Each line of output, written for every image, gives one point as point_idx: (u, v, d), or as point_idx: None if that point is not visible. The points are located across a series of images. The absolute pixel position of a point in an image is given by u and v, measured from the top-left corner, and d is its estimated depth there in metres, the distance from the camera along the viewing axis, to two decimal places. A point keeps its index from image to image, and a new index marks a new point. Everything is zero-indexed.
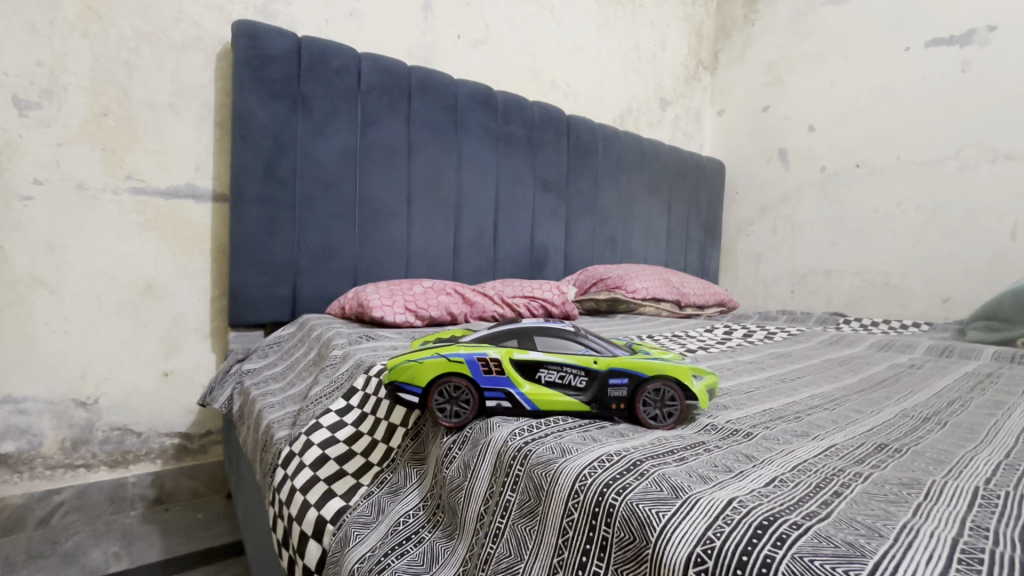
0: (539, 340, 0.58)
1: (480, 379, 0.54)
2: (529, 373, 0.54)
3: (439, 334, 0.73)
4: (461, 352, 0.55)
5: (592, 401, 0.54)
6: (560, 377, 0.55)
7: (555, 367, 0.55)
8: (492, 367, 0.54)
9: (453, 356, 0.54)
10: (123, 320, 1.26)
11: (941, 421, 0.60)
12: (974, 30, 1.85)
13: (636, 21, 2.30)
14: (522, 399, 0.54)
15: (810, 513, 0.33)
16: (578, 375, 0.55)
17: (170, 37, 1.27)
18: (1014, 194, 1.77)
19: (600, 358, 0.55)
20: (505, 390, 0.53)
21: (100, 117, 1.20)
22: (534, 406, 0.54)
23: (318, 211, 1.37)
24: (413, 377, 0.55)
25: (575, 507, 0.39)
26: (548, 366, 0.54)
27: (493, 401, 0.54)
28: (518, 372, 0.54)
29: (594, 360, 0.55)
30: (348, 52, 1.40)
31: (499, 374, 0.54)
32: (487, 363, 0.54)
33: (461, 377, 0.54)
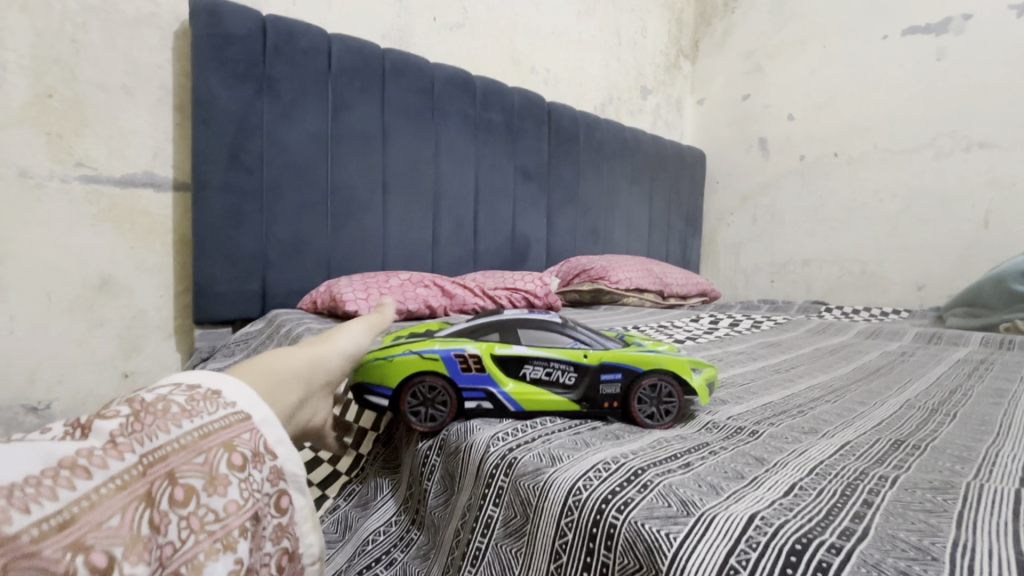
0: (525, 333, 0.51)
1: (459, 378, 0.48)
2: (513, 370, 0.49)
3: (422, 324, 0.66)
4: (436, 348, 0.49)
5: (582, 399, 0.49)
6: (547, 373, 0.49)
7: (541, 363, 0.49)
8: (472, 365, 0.48)
9: (428, 353, 0.48)
10: (76, 319, 1.10)
11: (949, 412, 0.58)
12: (950, 19, 1.87)
13: (616, 8, 2.22)
14: (506, 398, 0.48)
15: (846, 532, 0.29)
16: (566, 371, 0.49)
17: (122, 12, 1.11)
18: (986, 181, 1.82)
19: (590, 352, 0.49)
20: (486, 389, 0.48)
21: (45, 98, 1.04)
22: (519, 405, 0.48)
23: (286, 199, 1.28)
24: (383, 378, 0.49)
25: (569, 526, 0.34)
26: (533, 362, 0.49)
27: (472, 403, 0.48)
28: (499, 370, 0.49)
29: (586, 355, 0.49)
30: (316, 32, 1.30)
31: (479, 372, 0.48)
32: (466, 360, 0.48)
33: (436, 376, 0.48)
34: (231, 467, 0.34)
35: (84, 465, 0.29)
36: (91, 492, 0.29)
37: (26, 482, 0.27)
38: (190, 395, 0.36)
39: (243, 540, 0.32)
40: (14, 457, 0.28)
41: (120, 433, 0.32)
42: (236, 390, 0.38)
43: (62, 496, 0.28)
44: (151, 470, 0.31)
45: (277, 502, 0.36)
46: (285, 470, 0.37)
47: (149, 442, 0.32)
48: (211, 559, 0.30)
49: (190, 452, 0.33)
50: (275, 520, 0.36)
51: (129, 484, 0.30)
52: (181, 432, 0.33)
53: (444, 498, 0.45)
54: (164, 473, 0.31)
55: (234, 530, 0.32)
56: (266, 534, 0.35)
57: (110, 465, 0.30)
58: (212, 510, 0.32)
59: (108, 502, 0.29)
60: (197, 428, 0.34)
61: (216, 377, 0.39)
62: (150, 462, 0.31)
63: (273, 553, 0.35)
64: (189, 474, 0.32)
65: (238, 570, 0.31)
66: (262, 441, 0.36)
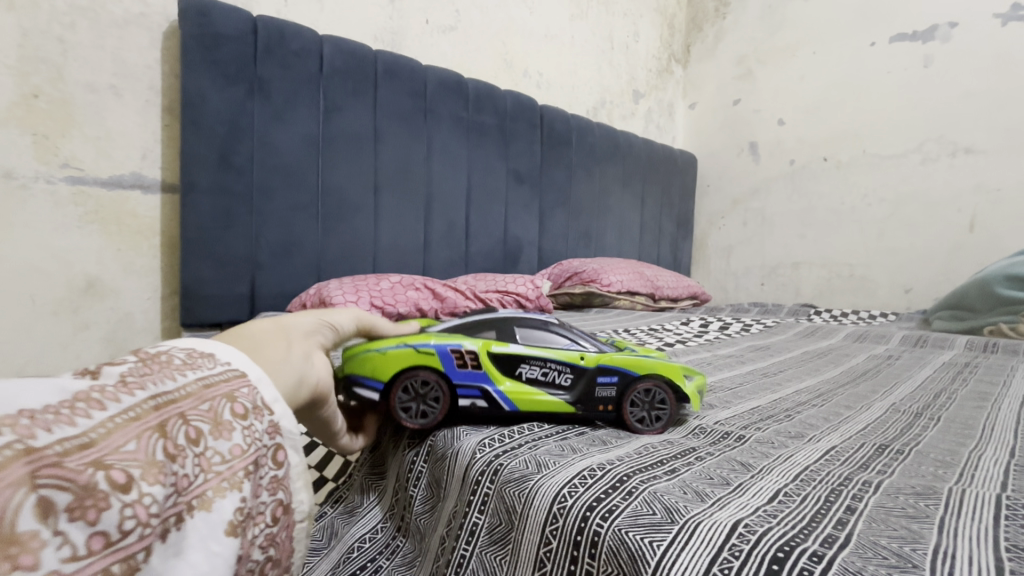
0: (522, 332, 0.51)
1: (454, 375, 0.48)
2: (509, 369, 0.48)
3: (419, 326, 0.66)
4: (432, 343, 0.48)
5: (577, 401, 0.49)
6: (543, 374, 0.49)
7: (537, 363, 0.49)
8: (468, 362, 0.48)
9: (423, 347, 0.47)
10: (60, 322, 1.08)
11: (934, 416, 0.58)
12: (936, 26, 1.90)
13: (608, 12, 2.23)
14: (501, 397, 0.48)
15: (828, 540, 0.29)
16: (563, 372, 0.49)
17: (109, 12, 1.10)
18: (971, 186, 1.85)
19: (587, 354, 0.49)
20: (482, 388, 0.48)
21: (31, 99, 1.02)
22: (513, 405, 0.48)
23: (276, 202, 1.27)
24: (374, 372, 0.47)
25: (554, 533, 0.34)
26: (529, 361, 0.49)
27: (466, 400, 0.48)
28: (496, 369, 0.48)
29: (582, 357, 0.49)
30: (308, 34, 1.29)
31: (475, 369, 0.48)
32: (462, 357, 0.48)
33: (431, 372, 0.48)
34: (234, 415, 0.31)
35: (95, 399, 0.26)
36: (108, 420, 0.25)
37: (39, 409, 0.24)
38: (186, 353, 0.33)
39: (247, 483, 0.29)
40: (18, 389, 0.24)
41: (127, 377, 0.29)
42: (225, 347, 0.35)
43: (80, 422, 0.24)
44: (164, 409, 0.28)
45: (275, 456, 0.32)
46: (282, 428, 0.34)
47: (158, 386, 0.29)
48: (219, 495, 0.28)
49: (196, 399, 0.29)
50: (272, 473, 0.32)
51: (142, 416, 0.27)
52: (185, 381, 0.30)
53: (431, 505, 0.45)
54: (176, 414, 0.28)
55: (239, 471, 0.29)
56: (263, 484, 0.31)
57: (122, 400, 0.27)
58: (219, 453, 0.29)
59: (124, 430, 0.25)
60: (200, 379, 0.31)
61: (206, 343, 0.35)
62: (160, 402, 0.28)
63: (269, 505, 0.31)
64: (198, 419, 0.29)
65: (241, 510, 0.28)
66: (261, 397, 0.33)
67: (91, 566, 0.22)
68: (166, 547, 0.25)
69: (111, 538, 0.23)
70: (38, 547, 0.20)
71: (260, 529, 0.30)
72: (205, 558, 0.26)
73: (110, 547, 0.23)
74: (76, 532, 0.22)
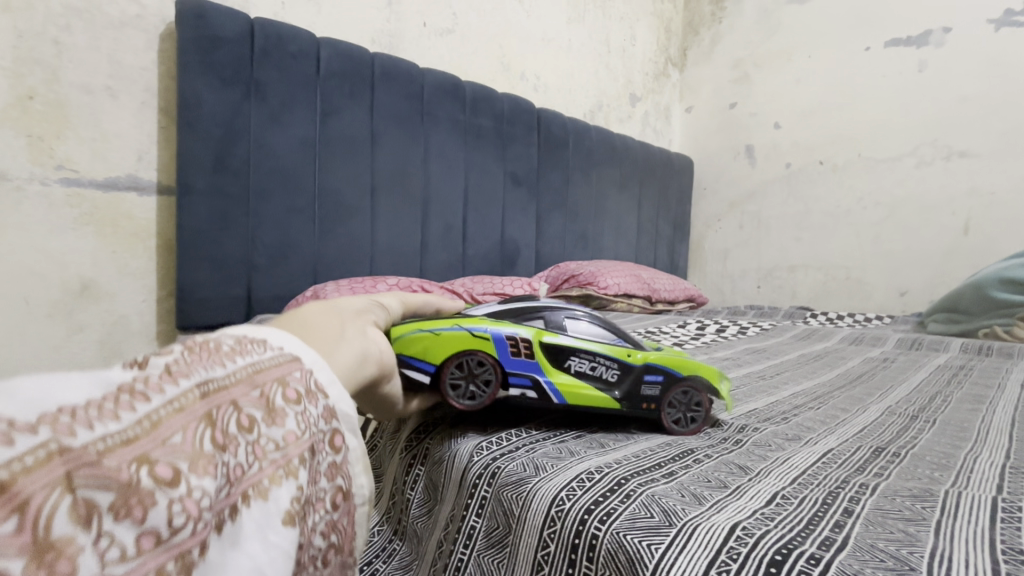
0: (572, 324, 0.51)
1: (507, 361, 0.48)
2: (560, 361, 0.49)
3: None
4: (487, 328, 0.48)
5: (624, 397, 0.49)
6: (591, 368, 0.49)
7: (587, 357, 0.49)
8: (522, 350, 0.48)
9: (478, 331, 0.47)
10: (54, 324, 1.07)
11: (929, 419, 0.58)
12: (931, 31, 1.92)
13: (605, 15, 2.23)
14: (552, 390, 0.48)
15: (826, 542, 0.29)
16: (610, 367, 0.49)
17: (105, 13, 1.09)
18: (964, 190, 1.87)
19: (635, 352, 0.50)
20: (533, 377, 0.48)
21: (25, 100, 1.01)
22: (563, 399, 0.48)
23: (273, 204, 1.27)
24: (424, 351, 0.45)
25: (552, 537, 0.34)
26: (579, 354, 0.49)
27: (517, 389, 0.48)
28: (547, 359, 0.48)
29: (631, 352, 0.50)
30: (305, 37, 1.29)
31: (528, 359, 0.48)
32: (517, 344, 0.48)
33: (484, 357, 0.47)
34: (288, 400, 0.28)
35: (138, 389, 0.23)
36: (153, 411, 0.22)
37: (81, 403, 0.20)
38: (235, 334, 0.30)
39: (304, 470, 0.27)
40: (58, 385, 0.21)
41: (174, 364, 0.25)
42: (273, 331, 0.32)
43: (124, 416, 0.21)
44: (214, 395, 0.25)
45: (332, 441, 0.30)
46: (338, 412, 0.32)
47: (208, 372, 0.26)
48: (276, 483, 0.25)
49: (247, 384, 0.27)
50: (329, 458, 0.30)
51: (188, 407, 0.23)
52: (236, 366, 0.27)
53: (427, 508, 0.45)
54: (228, 400, 0.25)
55: (294, 458, 0.27)
56: (321, 470, 0.29)
57: (166, 389, 0.23)
58: (273, 440, 0.26)
59: (170, 420, 0.22)
60: (251, 364, 0.28)
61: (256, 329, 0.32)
62: (208, 390, 0.25)
63: (329, 491, 0.29)
64: (250, 405, 0.26)
65: (299, 499, 0.26)
66: (315, 381, 0.31)
67: (145, 565, 0.20)
68: (220, 540, 0.23)
69: (162, 535, 0.20)
70: (74, 553, 0.18)
71: (320, 515, 0.28)
72: (262, 549, 0.24)
73: (162, 546, 0.20)
74: (123, 532, 0.19)
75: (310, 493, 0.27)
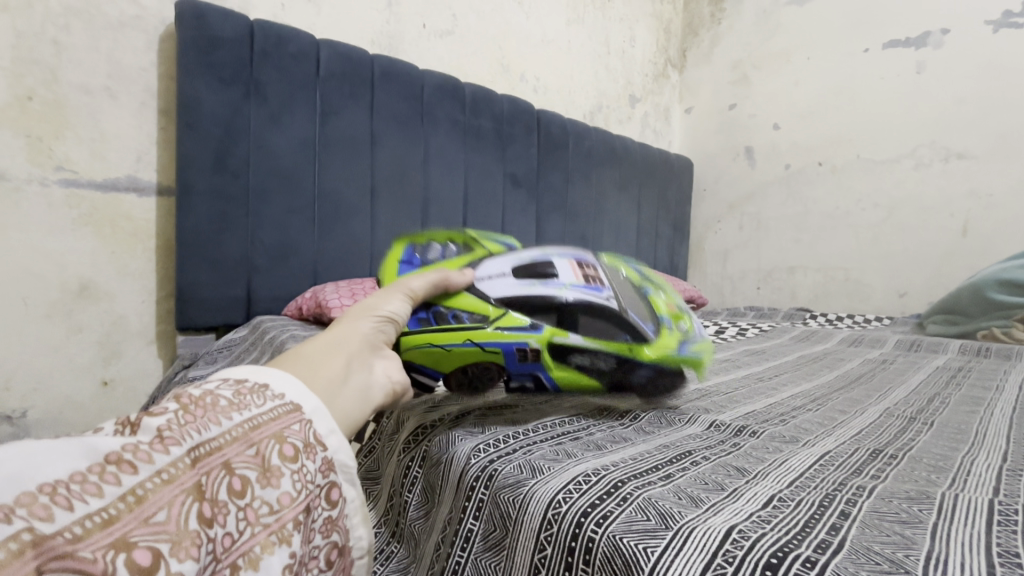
0: (583, 318, 0.54)
1: (512, 365, 0.53)
2: (563, 358, 0.53)
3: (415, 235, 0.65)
4: (498, 342, 0.52)
5: (614, 380, 0.56)
6: (590, 362, 0.54)
7: (589, 354, 0.53)
8: (528, 356, 0.53)
9: (489, 346, 0.52)
10: (53, 325, 1.07)
11: (927, 420, 0.59)
12: (929, 33, 1.92)
13: (604, 17, 2.24)
14: (549, 381, 0.55)
15: (822, 545, 0.29)
16: (608, 360, 0.54)
17: (105, 14, 1.09)
18: (963, 192, 1.88)
19: (637, 348, 0.53)
20: (534, 374, 0.54)
21: (25, 101, 1.01)
22: (558, 385, 0.56)
23: (273, 205, 1.27)
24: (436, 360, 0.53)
25: (549, 539, 0.34)
26: (582, 353, 0.53)
27: (519, 380, 0.55)
28: (551, 359, 0.53)
29: (632, 347, 0.53)
30: (305, 38, 1.29)
31: (533, 361, 0.53)
32: (524, 353, 0.52)
33: (493, 362, 0.53)
34: (283, 458, 0.35)
35: (130, 459, 0.29)
36: (144, 482, 0.29)
37: (67, 480, 0.27)
38: (239, 387, 0.37)
39: (296, 532, 0.33)
40: (47, 456, 0.27)
41: (166, 429, 0.32)
42: (274, 376, 0.40)
43: (108, 490, 0.28)
44: (203, 463, 0.31)
45: (329, 496, 0.37)
46: (336, 461, 0.38)
47: (200, 435, 0.32)
48: (268, 549, 0.32)
49: (242, 445, 0.33)
50: (326, 514, 0.37)
51: (178, 478, 0.30)
52: (230, 426, 0.34)
53: (425, 510, 0.45)
54: (219, 466, 0.32)
55: (287, 521, 0.33)
56: (317, 528, 0.36)
57: (155, 459, 0.30)
58: (267, 502, 0.33)
59: (157, 496, 0.29)
60: (247, 420, 0.35)
61: (266, 375, 0.40)
62: (198, 456, 0.32)
63: (324, 547, 0.36)
64: (243, 467, 0.33)
65: (290, 562, 0.32)
66: (314, 432, 0.38)
67: None
68: None
69: None
70: None
71: (314, 570, 0.36)
72: None
73: None
74: None
75: (303, 553, 0.34)
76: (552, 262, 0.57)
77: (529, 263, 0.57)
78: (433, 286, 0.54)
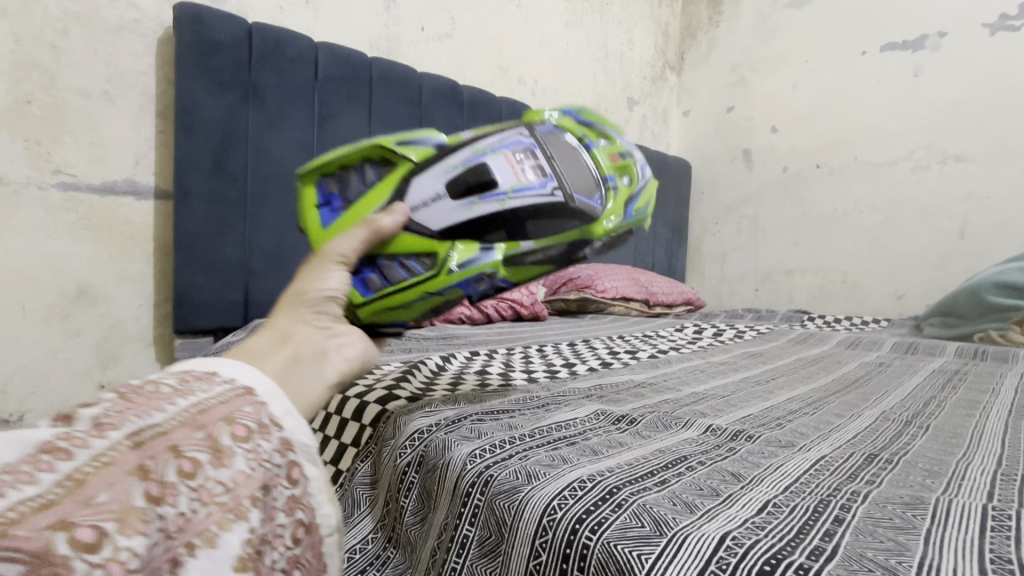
0: (530, 222, 0.50)
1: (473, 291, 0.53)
2: (520, 266, 0.52)
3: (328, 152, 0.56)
4: (453, 283, 0.50)
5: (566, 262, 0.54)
6: (546, 258, 0.52)
7: (544, 254, 0.52)
8: (486, 282, 0.52)
9: (446, 289, 0.50)
10: (51, 329, 1.07)
11: (923, 424, 0.59)
12: (926, 36, 1.93)
13: (602, 20, 2.24)
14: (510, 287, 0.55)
15: (815, 552, 0.29)
16: (562, 250, 0.52)
17: (104, 18, 1.10)
18: (960, 194, 1.88)
19: (587, 230, 0.51)
20: (496, 288, 0.54)
21: (23, 104, 1.01)
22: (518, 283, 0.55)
23: (271, 209, 1.28)
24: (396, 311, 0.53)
25: (544, 546, 0.34)
26: (537, 257, 0.52)
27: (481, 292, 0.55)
28: (510, 274, 0.52)
29: (583, 231, 0.51)
30: (303, 41, 1.29)
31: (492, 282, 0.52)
32: (482, 281, 0.51)
33: (455, 296, 0.53)
34: (236, 439, 0.33)
35: (68, 445, 0.27)
36: (84, 465, 0.27)
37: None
38: (183, 375, 0.35)
39: (254, 509, 0.31)
40: None
41: (104, 416, 0.30)
42: (223, 363, 0.37)
43: (45, 476, 0.26)
44: (148, 446, 0.29)
45: (290, 474, 0.35)
46: (295, 442, 0.36)
47: (142, 420, 0.30)
48: (225, 528, 0.29)
49: (190, 430, 0.31)
50: (288, 493, 0.34)
51: (117, 460, 0.28)
52: (175, 411, 0.32)
53: (421, 516, 0.45)
54: (166, 449, 0.30)
55: (244, 499, 0.31)
56: (279, 506, 0.33)
57: (93, 443, 0.28)
58: (221, 482, 0.30)
59: (98, 478, 0.27)
60: (194, 405, 0.33)
61: (213, 363, 0.38)
62: (141, 439, 0.29)
63: (289, 526, 0.34)
64: (193, 448, 0.30)
65: (248, 541, 0.30)
66: (267, 414, 0.35)
67: None
68: None
69: None
70: None
71: (281, 551, 0.33)
72: None
73: None
74: None
75: (263, 531, 0.32)
76: (486, 163, 0.50)
77: (460, 173, 0.50)
78: (365, 243, 0.51)
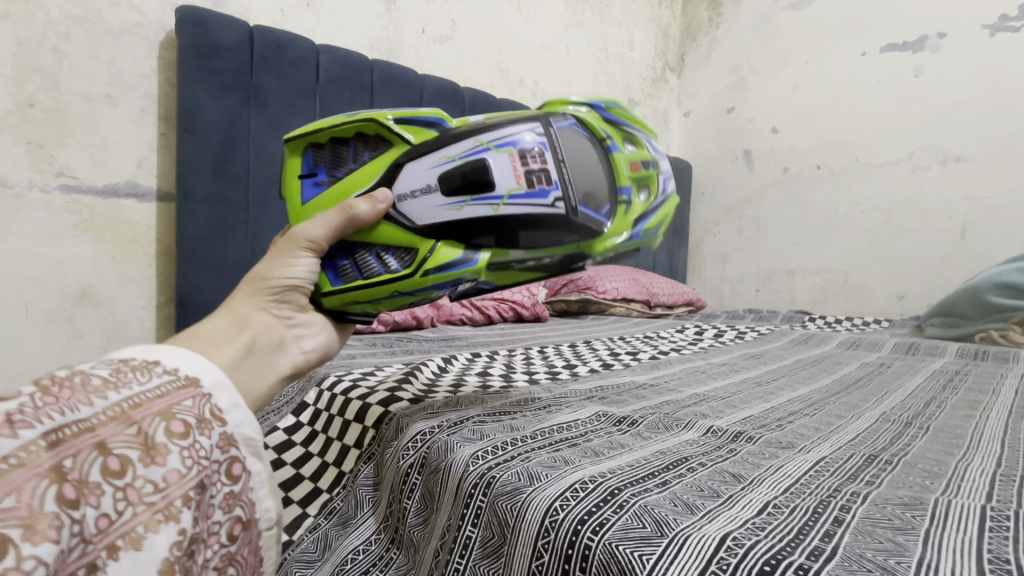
0: (523, 231, 0.48)
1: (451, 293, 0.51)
2: (505, 271, 0.50)
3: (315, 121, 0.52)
4: (428, 288, 0.49)
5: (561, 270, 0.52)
6: (535, 265, 0.50)
7: (532, 261, 0.49)
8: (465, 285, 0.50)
9: (419, 292, 0.49)
10: (54, 331, 1.07)
11: (923, 425, 0.59)
12: (926, 37, 1.94)
13: (603, 22, 2.25)
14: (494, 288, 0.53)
15: (815, 552, 0.29)
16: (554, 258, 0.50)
17: (106, 21, 1.10)
18: (961, 194, 1.89)
19: (589, 247, 0.49)
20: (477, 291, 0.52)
21: (25, 108, 1.01)
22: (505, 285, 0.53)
23: (273, 211, 1.28)
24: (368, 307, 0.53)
25: (546, 547, 0.34)
26: (523, 264, 0.49)
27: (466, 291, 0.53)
28: (492, 278, 0.50)
29: (581, 246, 0.49)
30: (305, 44, 1.30)
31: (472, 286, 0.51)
32: (459, 286, 0.49)
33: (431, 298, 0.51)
34: (170, 436, 0.33)
35: None
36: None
37: None
38: (119, 367, 0.35)
39: (186, 510, 0.32)
40: None
41: (18, 413, 0.29)
42: (170, 353, 0.38)
43: None
44: (68, 446, 0.29)
45: (229, 471, 0.36)
46: (238, 437, 0.38)
47: (63, 417, 0.30)
48: (152, 528, 0.30)
49: (118, 427, 0.32)
50: (227, 489, 0.36)
51: (31, 461, 0.28)
52: (104, 407, 0.32)
53: (424, 517, 0.45)
54: (89, 447, 0.30)
55: (176, 498, 0.32)
56: (216, 504, 0.35)
57: (11, 440, 0.28)
58: (151, 481, 0.31)
59: (13, 478, 0.27)
60: (126, 399, 0.33)
61: (161, 353, 0.38)
62: (57, 439, 0.29)
63: (225, 523, 0.36)
64: (122, 446, 0.31)
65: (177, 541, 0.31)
66: (209, 409, 0.36)
67: None
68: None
69: None
70: None
71: (216, 548, 0.35)
72: None
73: None
74: None
75: (196, 531, 0.33)
76: (485, 162, 0.46)
77: (457, 167, 0.47)
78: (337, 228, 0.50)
